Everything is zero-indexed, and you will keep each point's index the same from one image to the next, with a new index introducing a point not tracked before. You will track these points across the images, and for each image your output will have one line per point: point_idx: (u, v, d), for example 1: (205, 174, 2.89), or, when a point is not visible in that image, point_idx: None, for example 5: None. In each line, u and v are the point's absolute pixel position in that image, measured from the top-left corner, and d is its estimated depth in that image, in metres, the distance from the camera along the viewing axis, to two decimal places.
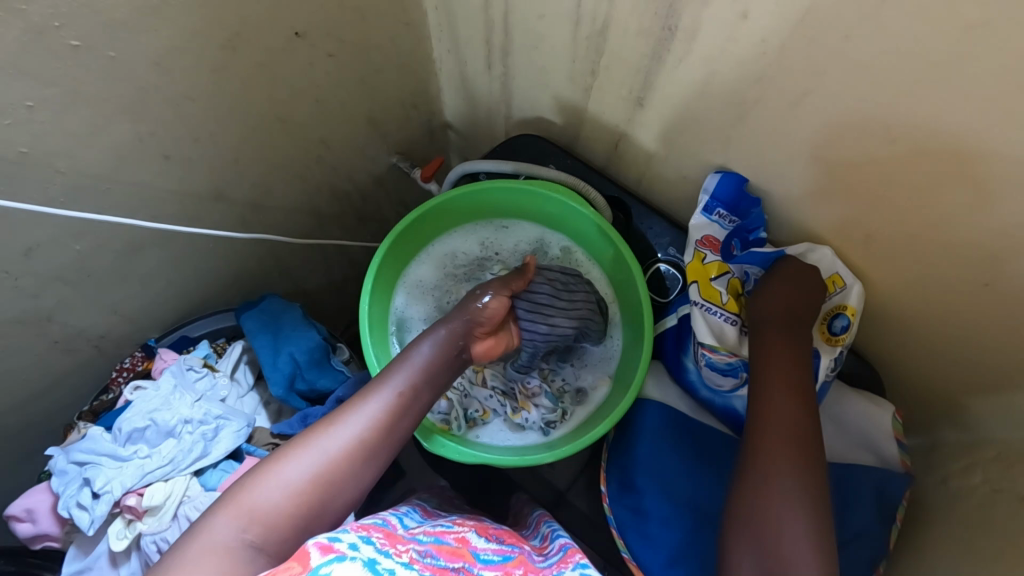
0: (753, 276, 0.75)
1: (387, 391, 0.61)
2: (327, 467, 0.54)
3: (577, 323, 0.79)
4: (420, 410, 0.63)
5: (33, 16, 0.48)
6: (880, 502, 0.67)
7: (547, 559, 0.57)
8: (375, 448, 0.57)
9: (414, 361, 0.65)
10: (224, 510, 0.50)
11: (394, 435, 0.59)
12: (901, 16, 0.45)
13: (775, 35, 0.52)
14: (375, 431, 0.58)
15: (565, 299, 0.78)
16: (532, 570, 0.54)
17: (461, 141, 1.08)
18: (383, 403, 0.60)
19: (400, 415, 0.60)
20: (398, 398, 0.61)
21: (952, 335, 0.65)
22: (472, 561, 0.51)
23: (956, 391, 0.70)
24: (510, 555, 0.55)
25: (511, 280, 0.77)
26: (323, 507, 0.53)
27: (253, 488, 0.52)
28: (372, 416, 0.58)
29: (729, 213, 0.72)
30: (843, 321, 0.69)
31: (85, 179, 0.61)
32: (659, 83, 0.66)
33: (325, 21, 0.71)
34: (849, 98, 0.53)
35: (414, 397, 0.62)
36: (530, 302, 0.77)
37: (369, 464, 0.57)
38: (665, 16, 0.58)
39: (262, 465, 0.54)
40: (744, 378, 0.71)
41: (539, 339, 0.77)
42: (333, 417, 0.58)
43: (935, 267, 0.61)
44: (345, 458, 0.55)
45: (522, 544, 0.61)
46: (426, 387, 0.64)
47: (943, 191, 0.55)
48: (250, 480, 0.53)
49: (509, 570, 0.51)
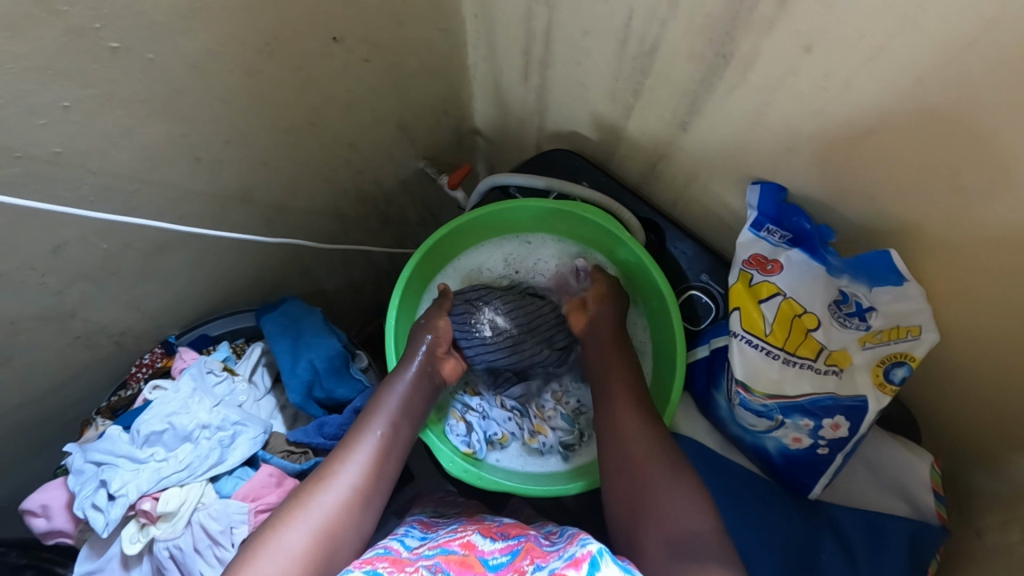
0: (852, 296, 0.64)
1: (371, 435, 0.64)
2: (327, 521, 0.56)
3: (507, 330, 0.79)
4: (402, 448, 0.66)
5: (74, 17, 0.47)
6: (912, 554, 0.64)
7: (555, 543, 0.56)
8: (371, 494, 0.61)
9: (390, 400, 0.68)
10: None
11: (383, 478, 0.62)
12: (979, 59, 0.43)
13: (838, 69, 0.50)
14: (366, 476, 0.61)
15: (491, 312, 0.80)
16: (541, 555, 0.51)
17: (490, 149, 1.05)
18: (369, 448, 0.63)
19: (387, 457, 0.64)
20: (383, 438, 0.64)
21: (1004, 386, 0.62)
22: (483, 574, 0.49)
23: (995, 444, 0.67)
24: (518, 548, 0.53)
25: (440, 303, 0.80)
26: (330, 561, 0.55)
27: (254, 561, 0.52)
28: (363, 463, 0.61)
29: (779, 228, 0.65)
30: (904, 372, 0.60)
31: (116, 179, 0.61)
32: (707, 108, 0.63)
33: (362, 26, 0.69)
34: (910, 138, 0.51)
35: (395, 432, 0.66)
36: (459, 323, 0.79)
37: (368, 508, 0.60)
38: (721, 42, 0.55)
39: (259, 534, 0.55)
40: (779, 421, 0.66)
41: (479, 355, 0.79)
42: (321, 474, 0.60)
43: (992, 313, 0.58)
44: (344, 508, 0.58)
45: (527, 532, 0.59)
46: (405, 423, 0.68)
47: (1005, 241, 0.52)
48: (250, 553, 0.53)
49: (518, 565, 0.49)
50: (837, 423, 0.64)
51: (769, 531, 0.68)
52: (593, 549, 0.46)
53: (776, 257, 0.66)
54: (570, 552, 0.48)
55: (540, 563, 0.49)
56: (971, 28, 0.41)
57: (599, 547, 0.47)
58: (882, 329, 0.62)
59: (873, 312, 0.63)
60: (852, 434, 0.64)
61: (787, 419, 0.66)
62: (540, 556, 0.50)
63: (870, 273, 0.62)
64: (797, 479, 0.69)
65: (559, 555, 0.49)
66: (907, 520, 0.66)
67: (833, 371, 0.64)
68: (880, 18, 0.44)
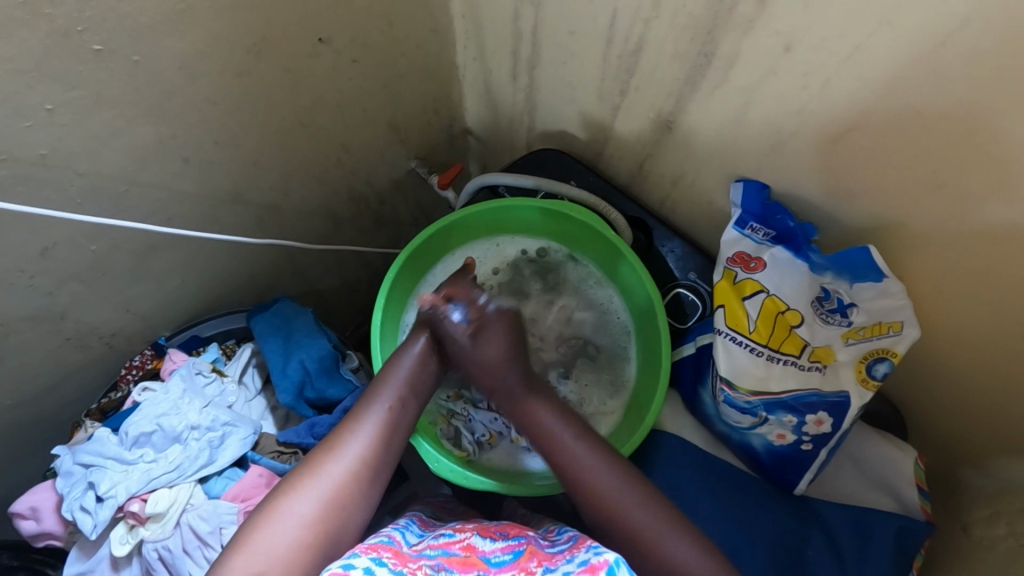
0: (834, 292, 0.65)
1: (378, 408, 0.65)
2: (336, 492, 0.59)
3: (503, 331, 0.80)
4: (410, 420, 0.68)
5: (58, 19, 0.47)
6: (897, 547, 0.65)
7: (556, 546, 0.57)
8: (378, 467, 0.62)
9: (399, 373, 0.69)
10: (240, 556, 0.53)
11: (391, 449, 0.64)
12: (958, 59, 0.43)
13: (819, 69, 0.50)
14: (374, 449, 0.63)
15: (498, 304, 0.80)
16: (546, 557, 0.52)
17: (481, 148, 1.05)
18: (377, 420, 0.65)
19: (396, 429, 0.66)
20: (390, 412, 0.66)
21: (988, 383, 0.62)
22: (486, 568, 0.50)
23: (981, 440, 0.68)
24: (521, 549, 0.54)
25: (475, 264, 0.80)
26: (341, 531, 0.58)
27: (263, 530, 0.55)
28: (370, 435, 0.63)
29: (763, 226, 0.65)
30: (886, 367, 0.61)
31: (104, 180, 0.60)
32: (692, 107, 0.64)
33: (350, 27, 0.70)
34: (895, 135, 0.51)
35: (402, 407, 0.67)
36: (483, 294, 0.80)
37: (375, 483, 0.62)
38: (704, 42, 0.56)
39: (266, 505, 0.57)
40: (763, 418, 0.66)
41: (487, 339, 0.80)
42: (331, 444, 0.62)
43: (975, 310, 0.58)
44: (352, 479, 0.60)
45: (527, 532, 0.60)
46: (412, 396, 0.69)
47: (986, 239, 0.52)
48: (258, 521, 0.56)
49: (524, 566, 0.50)
50: (820, 419, 0.64)
51: (757, 527, 0.68)
52: (609, 558, 0.47)
53: (759, 255, 0.66)
54: (580, 559, 0.49)
55: (547, 567, 0.50)
56: (949, 28, 0.42)
57: (615, 556, 0.47)
58: (865, 325, 0.63)
59: (854, 308, 0.63)
60: (834, 430, 0.64)
61: (771, 416, 0.66)
62: (545, 561, 0.52)
63: (852, 269, 0.62)
64: (783, 475, 0.70)
65: (569, 559, 0.50)
66: (892, 515, 0.66)
67: (817, 367, 0.64)
68: (861, 17, 0.45)
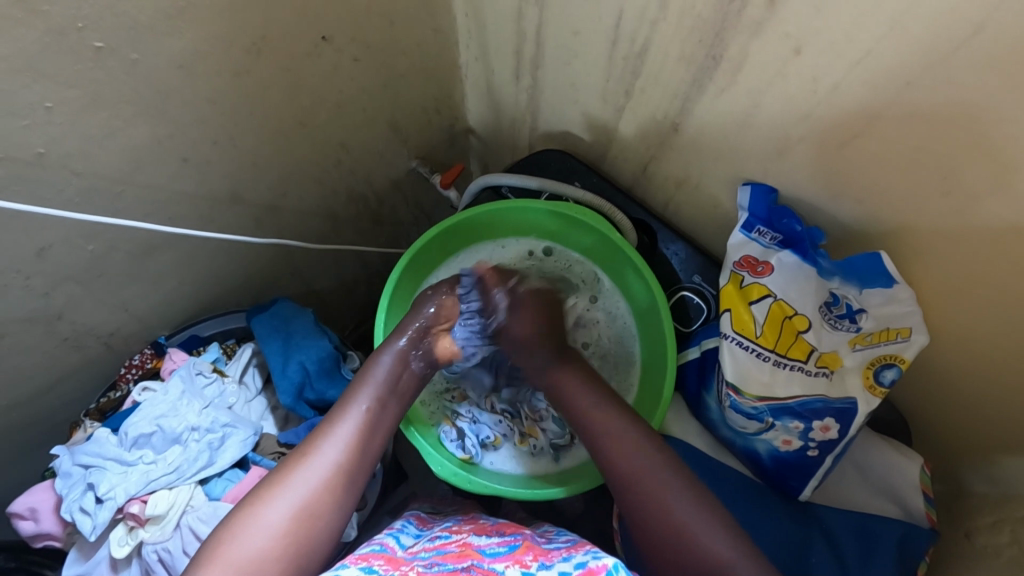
0: (841, 296, 0.64)
1: (355, 412, 0.65)
2: (308, 501, 0.58)
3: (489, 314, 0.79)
4: (388, 421, 0.68)
5: (55, 17, 0.46)
6: (900, 552, 0.65)
7: (553, 543, 0.56)
8: (353, 472, 0.62)
9: (376, 374, 0.69)
10: (210, 565, 0.53)
11: (367, 453, 0.64)
12: (968, 64, 0.43)
13: (827, 73, 0.50)
14: (349, 453, 0.63)
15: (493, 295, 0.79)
16: (542, 552, 0.52)
17: (483, 149, 1.04)
18: (354, 424, 0.65)
19: (372, 432, 0.66)
20: (368, 414, 0.66)
21: (993, 390, 0.62)
22: (480, 557, 0.50)
23: (987, 446, 0.67)
24: (516, 544, 0.53)
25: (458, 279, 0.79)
26: (312, 540, 0.58)
27: (235, 539, 0.55)
28: (347, 439, 0.63)
29: (769, 230, 0.65)
30: (893, 373, 0.61)
31: (101, 180, 0.60)
32: (697, 111, 0.63)
33: (351, 26, 0.69)
34: (903, 140, 0.50)
35: (381, 408, 0.68)
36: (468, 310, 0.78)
37: (351, 488, 0.62)
38: (711, 45, 0.55)
39: (239, 511, 0.57)
40: (769, 423, 0.66)
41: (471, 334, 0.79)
42: (305, 450, 0.62)
43: (981, 317, 0.58)
44: (325, 488, 0.60)
45: (523, 531, 0.59)
46: (392, 397, 0.69)
47: (993, 246, 0.52)
48: (229, 528, 0.56)
49: (519, 557, 0.50)
50: (827, 424, 0.64)
51: (760, 532, 0.68)
52: (609, 563, 0.46)
53: (767, 259, 0.66)
54: (577, 559, 0.49)
55: (543, 561, 0.49)
56: (960, 34, 0.41)
57: (614, 561, 0.47)
58: (872, 331, 0.62)
59: (863, 314, 0.63)
60: (841, 436, 0.64)
61: (777, 422, 0.65)
62: (542, 555, 0.51)
63: (861, 275, 0.62)
64: (786, 481, 0.69)
65: (565, 558, 0.50)
66: (893, 522, 0.66)
67: (823, 373, 0.64)
68: (870, 21, 0.44)
